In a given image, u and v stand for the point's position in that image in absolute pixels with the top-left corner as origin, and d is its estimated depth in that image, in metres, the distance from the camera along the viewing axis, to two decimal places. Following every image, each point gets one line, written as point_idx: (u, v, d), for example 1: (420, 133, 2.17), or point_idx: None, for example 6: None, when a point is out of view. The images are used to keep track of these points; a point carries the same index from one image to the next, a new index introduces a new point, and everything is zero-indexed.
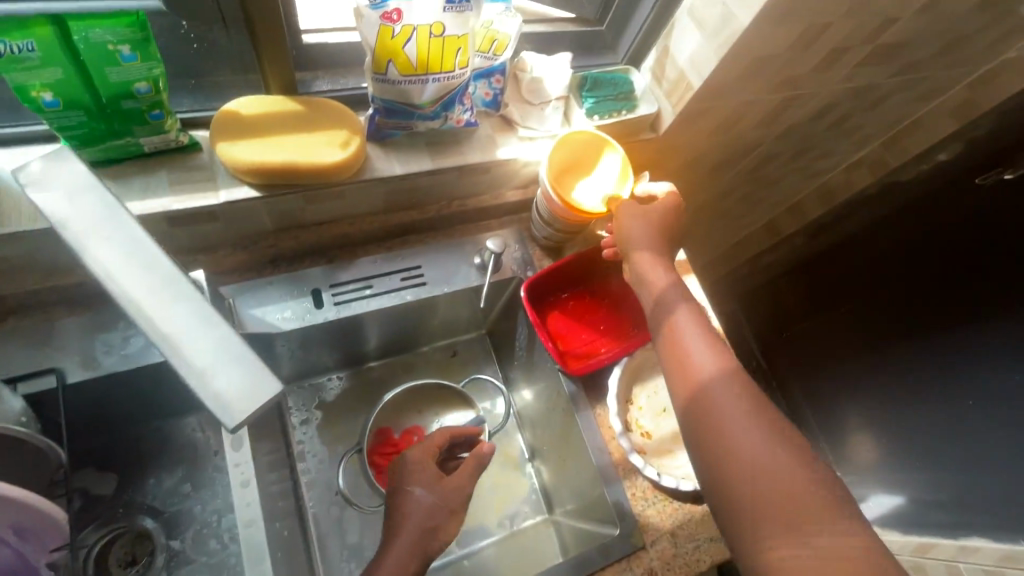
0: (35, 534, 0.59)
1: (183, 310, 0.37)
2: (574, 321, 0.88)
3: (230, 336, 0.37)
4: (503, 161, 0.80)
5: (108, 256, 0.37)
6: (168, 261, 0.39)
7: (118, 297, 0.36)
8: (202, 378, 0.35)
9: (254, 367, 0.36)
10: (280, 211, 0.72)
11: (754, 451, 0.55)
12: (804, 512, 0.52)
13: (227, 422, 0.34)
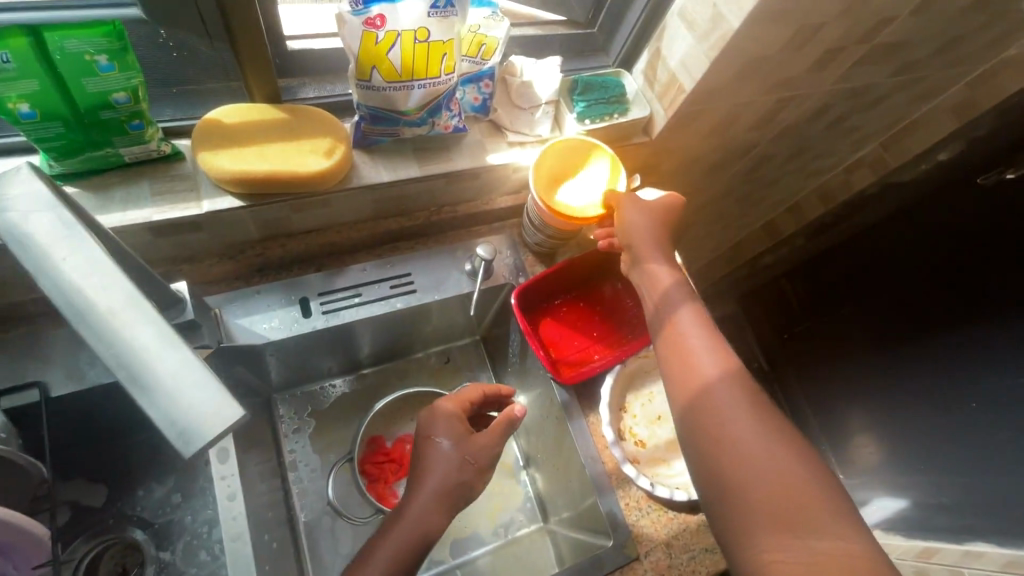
0: (16, 552, 0.58)
1: (143, 333, 0.37)
2: (567, 327, 0.87)
3: (189, 359, 0.36)
4: (493, 166, 0.79)
5: (70, 279, 0.37)
6: (128, 281, 0.38)
7: (78, 326, 0.36)
8: (160, 406, 0.34)
9: (211, 389, 0.35)
10: (265, 219, 0.71)
11: (758, 458, 0.54)
12: (807, 522, 0.50)
13: (185, 451, 0.33)
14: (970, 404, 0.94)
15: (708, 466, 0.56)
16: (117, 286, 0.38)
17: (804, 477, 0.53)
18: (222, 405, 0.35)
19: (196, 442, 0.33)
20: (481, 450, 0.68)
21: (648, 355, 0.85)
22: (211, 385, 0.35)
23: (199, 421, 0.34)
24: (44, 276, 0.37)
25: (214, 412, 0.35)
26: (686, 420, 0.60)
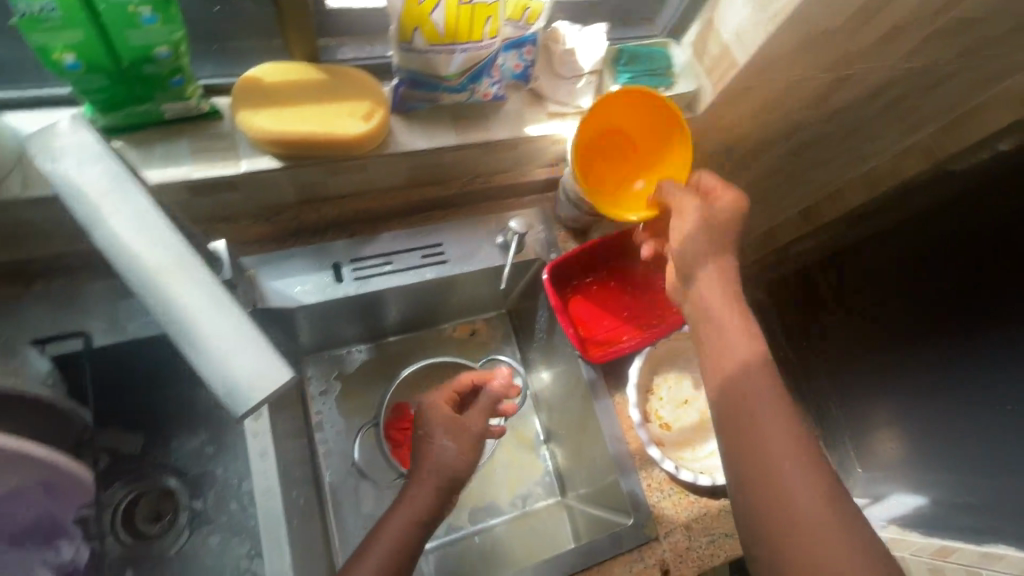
0: (62, 490, 0.61)
1: (192, 289, 0.37)
2: (597, 306, 0.85)
3: (237, 318, 0.37)
4: (532, 138, 0.76)
5: (120, 231, 0.38)
6: (177, 237, 0.38)
7: (128, 277, 0.37)
8: (210, 364, 0.35)
9: (259, 352, 0.36)
10: (301, 182, 0.70)
11: (782, 452, 0.55)
12: (821, 520, 0.52)
13: (235, 411, 0.34)
14: (969, 405, 0.96)
15: (738, 453, 0.57)
16: (166, 240, 0.38)
17: (827, 482, 0.53)
18: (270, 369, 0.36)
19: (243, 405, 0.34)
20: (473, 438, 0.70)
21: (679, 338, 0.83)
22: (259, 347, 0.36)
23: (244, 383, 0.35)
24: (94, 227, 0.38)
25: (262, 375, 0.35)
26: (721, 407, 0.60)
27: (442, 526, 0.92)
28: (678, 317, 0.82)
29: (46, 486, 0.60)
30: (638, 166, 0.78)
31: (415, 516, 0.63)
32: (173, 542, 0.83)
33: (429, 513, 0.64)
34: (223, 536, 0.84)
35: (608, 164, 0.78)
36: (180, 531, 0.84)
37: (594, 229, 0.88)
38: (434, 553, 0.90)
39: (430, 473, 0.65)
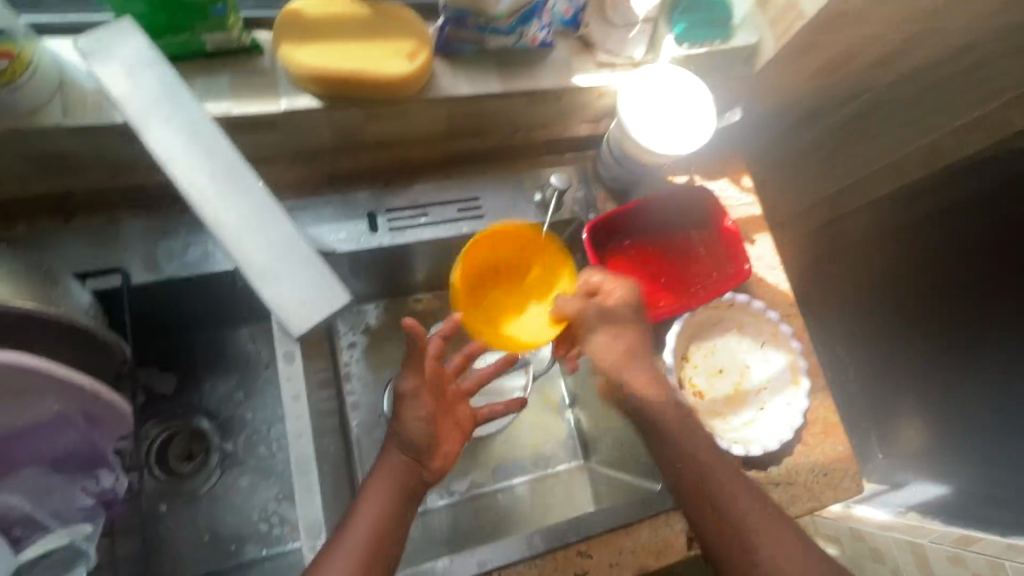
0: (105, 422, 0.61)
1: (250, 206, 0.39)
2: (634, 271, 0.83)
3: (294, 237, 0.38)
4: (579, 89, 0.72)
5: (185, 152, 0.39)
6: (229, 147, 0.40)
7: (188, 192, 0.38)
8: (268, 278, 0.37)
9: (315, 276, 0.37)
10: (341, 126, 0.68)
11: (710, 478, 0.68)
12: (743, 530, 0.65)
13: (283, 319, 0.36)
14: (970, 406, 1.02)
15: (679, 490, 0.69)
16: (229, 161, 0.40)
17: (748, 493, 0.67)
18: (320, 283, 0.37)
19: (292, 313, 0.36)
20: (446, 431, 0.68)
21: (718, 307, 0.81)
22: (316, 270, 0.38)
23: (290, 292, 0.37)
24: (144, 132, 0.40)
25: (318, 298, 0.37)
26: (658, 442, 0.71)
27: (464, 482, 0.92)
28: (721, 284, 0.79)
29: (86, 417, 0.60)
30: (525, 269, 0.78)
31: (396, 490, 0.64)
32: (204, 481, 0.85)
33: (412, 484, 0.65)
34: (251, 478, 0.86)
35: (497, 301, 0.76)
36: (211, 471, 0.86)
37: (635, 189, 0.85)
38: (456, 508, 0.91)
39: (403, 449, 0.66)
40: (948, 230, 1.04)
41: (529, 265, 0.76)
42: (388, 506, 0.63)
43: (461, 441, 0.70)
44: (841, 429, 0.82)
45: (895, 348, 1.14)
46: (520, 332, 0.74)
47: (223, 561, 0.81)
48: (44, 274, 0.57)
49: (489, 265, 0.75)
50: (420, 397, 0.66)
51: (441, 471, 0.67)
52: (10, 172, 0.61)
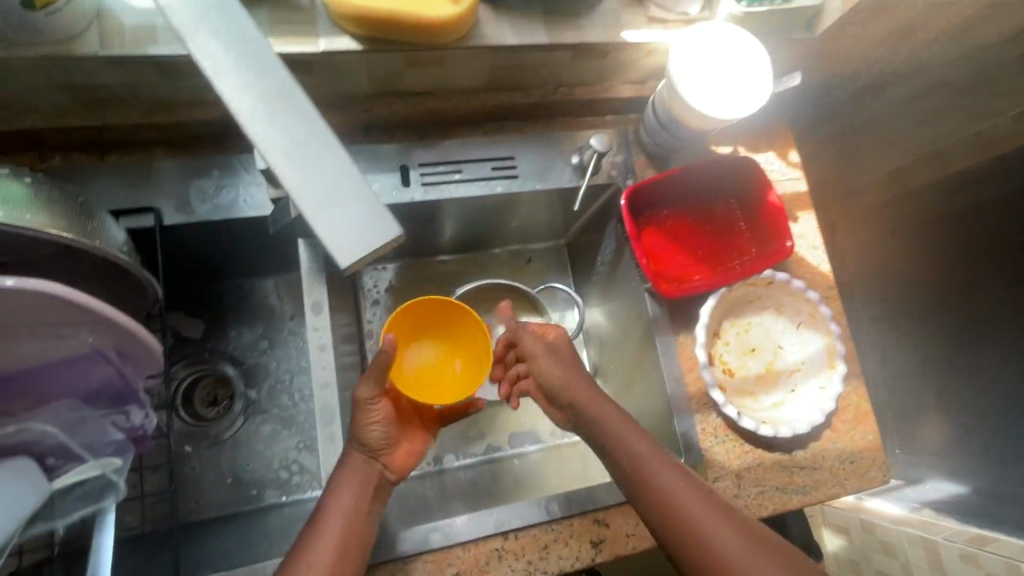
0: (135, 359, 0.62)
1: (302, 132, 0.38)
2: (670, 241, 0.80)
3: (347, 167, 0.38)
4: (629, 44, 0.68)
5: (234, 70, 0.38)
6: (283, 69, 0.39)
7: (238, 113, 0.37)
8: (318, 207, 0.37)
9: (367, 209, 0.37)
10: (378, 71, 0.66)
11: (653, 473, 0.63)
12: (697, 527, 0.59)
13: (339, 257, 0.36)
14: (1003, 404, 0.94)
15: (634, 494, 0.63)
16: (280, 81, 0.38)
17: (691, 487, 0.61)
18: (377, 222, 0.37)
19: (349, 251, 0.36)
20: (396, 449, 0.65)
21: (756, 284, 0.77)
22: (368, 203, 0.37)
23: (348, 230, 0.36)
24: (193, 42, 0.38)
25: (369, 232, 0.37)
26: (605, 456, 0.67)
27: (482, 445, 0.93)
28: (762, 260, 0.75)
29: (118, 353, 0.60)
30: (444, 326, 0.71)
31: (359, 488, 0.61)
32: (228, 426, 0.86)
33: (374, 479, 0.63)
34: (274, 427, 0.87)
35: (422, 358, 0.69)
36: (235, 416, 0.87)
37: (676, 157, 0.81)
38: (472, 470, 0.92)
39: (362, 449, 0.63)
40: (976, 227, 0.98)
41: (458, 333, 0.70)
42: (354, 505, 0.60)
43: (420, 439, 0.69)
44: (872, 418, 0.79)
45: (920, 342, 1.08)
46: (438, 393, 0.67)
47: (244, 504, 0.83)
48: (79, 206, 0.53)
49: (420, 327, 0.70)
50: (378, 402, 0.63)
51: (403, 469, 0.66)
52: (47, 101, 0.61)
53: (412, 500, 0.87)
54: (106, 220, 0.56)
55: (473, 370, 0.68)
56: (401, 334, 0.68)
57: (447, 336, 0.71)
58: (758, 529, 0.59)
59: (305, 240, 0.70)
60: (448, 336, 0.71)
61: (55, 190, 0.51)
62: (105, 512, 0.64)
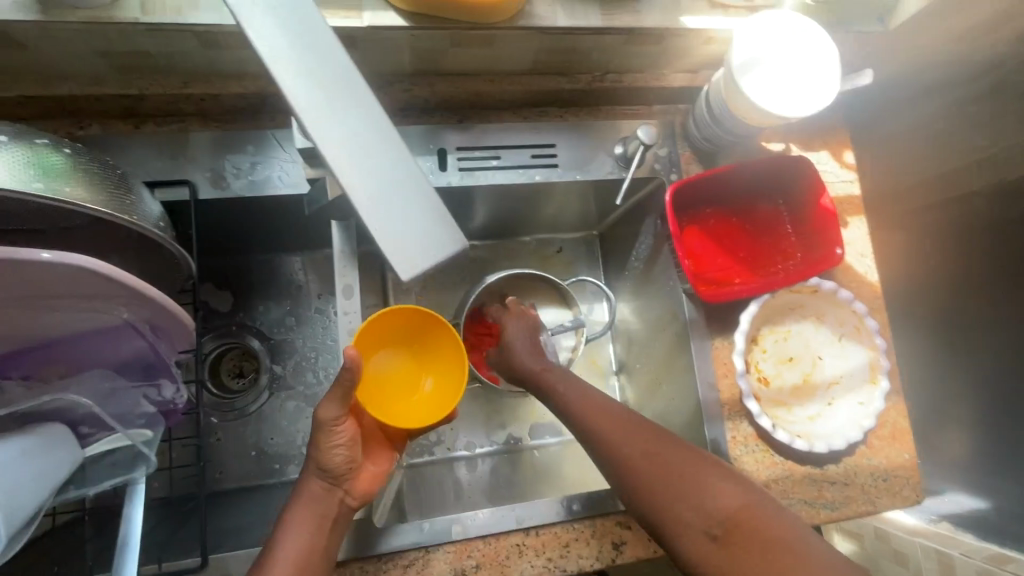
0: (167, 335, 0.62)
1: (362, 126, 0.36)
2: (712, 241, 0.77)
3: (407, 169, 0.36)
4: (687, 31, 0.64)
5: (290, 52, 0.36)
6: (343, 57, 0.37)
7: (294, 102, 0.35)
8: (378, 210, 0.35)
9: (428, 218, 0.36)
10: (421, 49, 0.63)
11: (623, 432, 0.62)
12: (673, 475, 0.57)
13: (404, 271, 0.35)
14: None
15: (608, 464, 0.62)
16: (338, 69, 0.36)
17: (662, 440, 0.60)
18: (443, 235, 0.36)
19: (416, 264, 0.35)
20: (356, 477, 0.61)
21: (800, 292, 0.74)
22: (428, 210, 0.36)
23: (415, 241, 0.35)
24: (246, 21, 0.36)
25: (430, 243, 0.36)
26: (576, 430, 0.67)
27: (503, 434, 0.93)
28: (809, 267, 0.72)
29: (152, 327, 0.61)
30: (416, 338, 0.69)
31: (315, 519, 0.58)
32: (254, 399, 0.87)
33: (332, 508, 0.59)
34: (298, 403, 0.87)
35: (391, 370, 0.67)
36: (261, 390, 0.87)
37: (724, 153, 0.77)
38: (491, 458, 0.91)
39: (322, 474, 0.59)
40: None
41: (434, 351, 0.68)
42: (309, 537, 0.57)
43: (385, 457, 0.65)
44: (910, 436, 0.76)
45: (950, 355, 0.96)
46: (404, 414, 0.64)
47: (267, 478, 0.84)
48: (117, 178, 0.51)
49: (393, 338, 0.68)
50: (343, 424, 0.58)
51: (367, 494, 0.62)
52: (86, 68, 0.59)
53: (430, 486, 0.88)
54: (143, 191, 0.54)
55: (442, 394, 0.66)
56: (373, 343, 0.66)
57: (422, 352, 0.69)
58: (678, 470, 0.57)
59: (338, 222, 0.68)
60: (423, 353, 0.69)
61: (93, 162, 0.49)
62: (134, 484, 0.64)
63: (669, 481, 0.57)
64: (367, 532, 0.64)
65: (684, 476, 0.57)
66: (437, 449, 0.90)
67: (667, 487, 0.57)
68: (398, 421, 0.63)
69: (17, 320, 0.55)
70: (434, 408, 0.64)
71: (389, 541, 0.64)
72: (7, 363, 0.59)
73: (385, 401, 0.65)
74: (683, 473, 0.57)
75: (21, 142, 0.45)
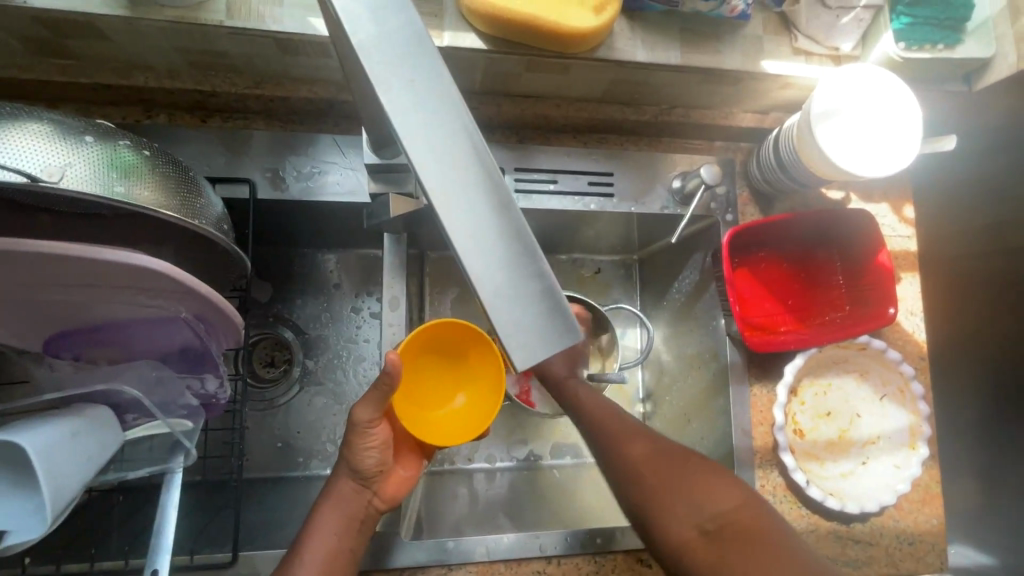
0: (218, 332, 0.63)
1: (473, 174, 0.29)
2: (761, 285, 0.76)
3: (527, 234, 0.29)
4: (767, 76, 0.63)
5: (392, 76, 0.28)
6: (454, 86, 0.29)
7: (401, 132, 0.28)
8: (495, 285, 0.28)
9: (545, 298, 0.29)
10: (496, 70, 0.63)
11: (641, 449, 0.60)
12: (692, 478, 0.57)
13: (519, 362, 0.28)
14: None
15: (631, 470, 0.58)
16: (447, 100, 0.29)
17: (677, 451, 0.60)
18: (560, 321, 0.29)
19: (534, 354, 0.28)
20: (385, 481, 0.63)
21: (848, 347, 0.73)
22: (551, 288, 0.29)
23: (530, 325, 0.29)
24: (351, 22, 0.28)
25: (549, 329, 0.29)
26: (596, 443, 0.63)
27: (523, 450, 0.93)
28: (858, 324, 0.71)
29: (205, 325, 0.61)
30: (454, 355, 0.68)
31: (344, 519, 0.58)
32: (284, 392, 0.87)
33: (361, 510, 0.60)
34: (326, 400, 0.88)
35: (426, 380, 0.67)
36: (291, 382, 0.88)
37: (782, 198, 0.76)
38: (509, 475, 0.92)
39: (353, 475, 0.61)
40: None
41: (472, 366, 0.68)
42: (338, 538, 0.57)
43: (412, 462, 0.66)
44: (940, 502, 0.75)
45: (983, 419, 0.92)
46: (434, 427, 0.64)
47: (290, 470, 0.85)
48: (187, 180, 0.50)
49: (434, 348, 0.67)
50: (377, 426, 0.60)
51: (394, 498, 0.63)
52: (162, 61, 0.60)
53: (444, 495, 0.87)
54: (207, 188, 0.53)
55: (477, 409, 0.65)
56: (416, 353, 0.66)
57: (458, 365, 0.69)
58: (684, 476, 0.57)
59: (391, 233, 0.69)
60: (459, 367, 0.69)
61: (167, 163, 0.49)
62: (171, 473, 0.63)
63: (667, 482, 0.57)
64: (385, 546, 0.64)
65: (682, 477, 0.57)
66: (457, 459, 0.91)
67: (670, 493, 0.56)
68: (428, 434, 0.63)
69: (79, 307, 0.56)
70: (466, 427, 0.64)
71: (410, 556, 0.64)
72: (58, 344, 0.61)
73: (417, 413, 0.65)
74: (698, 474, 0.57)
75: (105, 142, 0.45)
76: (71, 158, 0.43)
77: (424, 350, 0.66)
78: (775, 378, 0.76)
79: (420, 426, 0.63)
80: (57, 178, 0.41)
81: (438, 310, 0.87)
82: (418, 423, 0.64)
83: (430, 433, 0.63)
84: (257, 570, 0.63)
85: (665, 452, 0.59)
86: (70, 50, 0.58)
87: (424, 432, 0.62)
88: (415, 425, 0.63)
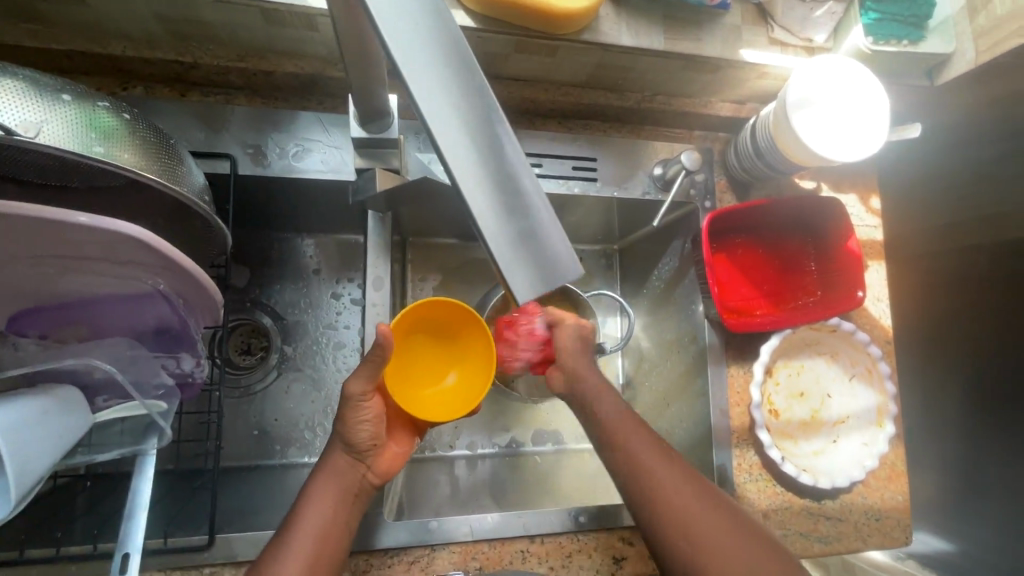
0: (199, 311, 0.61)
1: (476, 117, 0.29)
2: (738, 270, 0.79)
3: (529, 178, 0.30)
4: (745, 64, 0.65)
5: (397, 16, 0.28)
6: (457, 30, 0.29)
7: (406, 73, 0.28)
8: (497, 225, 0.29)
9: (545, 239, 0.30)
10: (484, 50, 0.63)
11: (626, 434, 0.60)
12: (676, 476, 0.57)
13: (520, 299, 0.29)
14: None
15: (612, 454, 0.60)
16: (450, 44, 0.29)
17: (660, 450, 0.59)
18: (559, 259, 0.30)
19: (534, 289, 0.29)
20: (382, 456, 0.62)
21: (819, 329, 0.76)
22: (553, 233, 0.30)
23: (530, 262, 0.29)
24: None
25: (549, 274, 0.30)
26: (586, 420, 0.65)
27: (505, 437, 0.93)
28: (830, 306, 0.73)
29: (184, 300, 0.59)
30: (444, 336, 0.68)
31: (339, 492, 0.57)
32: (261, 378, 0.85)
33: (354, 483, 0.59)
34: (305, 386, 0.86)
35: (417, 359, 0.68)
36: (269, 368, 0.86)
37: (758, 186, 0.79)
38: (491, 462, 0.91)
39: (347, 448, 0.60)
40: None
41: (462, 346, 0.68)
42: (333, 510, 0.56)
43: (405, 439, 0.66)
44: (905, 479, 0.78)
45: (946, 404, 0.96)
46: (424, 404, 0.64)
47: (266, 458, 0.83)
48: (168, 144, 0.49)
49: (423, 328, 0.67)
50: (370, 399, 0.59)
51: (388, 473, 0.63)
52: (141, 28, 0.58)
53: (426, 482, 0.87)
54: (189, 155, 0.52)
55: (466, 388, 0.66)
56: (408, 332, 0.66)
57: (450, 345, 0.69)
58: (668, 472, 0.57)
59: (376, 212, 0.68)
60: (450, 346, 0.69)
61: (148, 128, 0.48)
62: (144, 455, 0.62)
63: (662, 480, 0.56)
64: (368, 526, 0.64)
65: (671, 476, 0.57)
66: (438, 446, 0.90)
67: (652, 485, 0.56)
68: (417, 410, 0.62)
69: (49, 279, 0.53)
70: (454, 405, 0.63)
71: (393, 536, 0.64)
72: (24, 320, 0.58)
73: (407, 391, 0.64)
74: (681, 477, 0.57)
75: (83, 103, 0.44)
76: (47, 116, 0.41)
77: (414, 329, 0.66)
78: (752, 360, 0.78)
79: (410, 403, 0.63)
80: (34, 134, 0.40)
81: (420, 296, 0.87)
82: (409, 401, 0.63)
83: (419, 410, 0.62)
84: (234, 554, 0.62)
85: (651, 449, 0.59)
86: (44, 13, 0.56)
87: (413, 409, 0.62)
88: (405, 402, 0.63)
